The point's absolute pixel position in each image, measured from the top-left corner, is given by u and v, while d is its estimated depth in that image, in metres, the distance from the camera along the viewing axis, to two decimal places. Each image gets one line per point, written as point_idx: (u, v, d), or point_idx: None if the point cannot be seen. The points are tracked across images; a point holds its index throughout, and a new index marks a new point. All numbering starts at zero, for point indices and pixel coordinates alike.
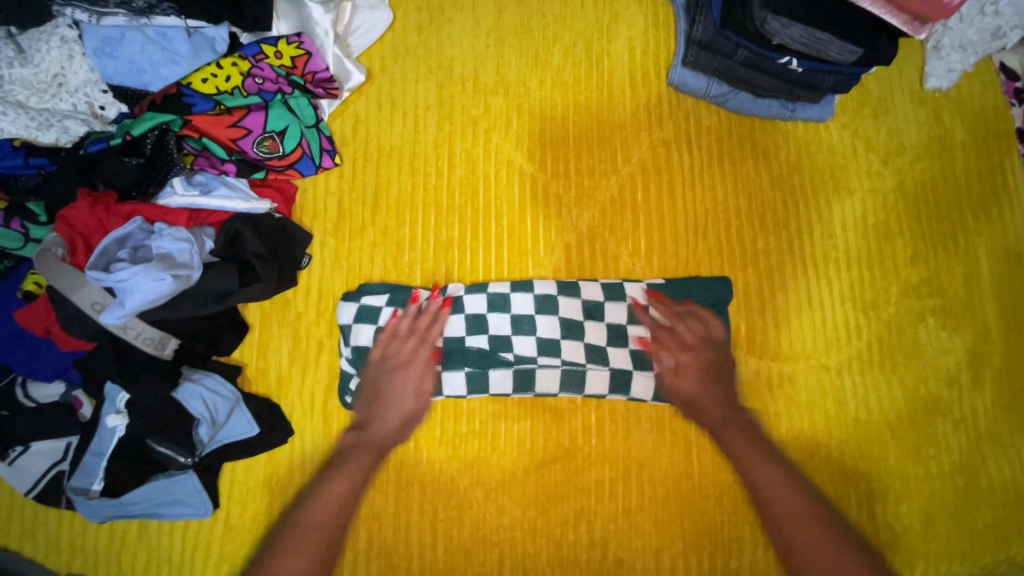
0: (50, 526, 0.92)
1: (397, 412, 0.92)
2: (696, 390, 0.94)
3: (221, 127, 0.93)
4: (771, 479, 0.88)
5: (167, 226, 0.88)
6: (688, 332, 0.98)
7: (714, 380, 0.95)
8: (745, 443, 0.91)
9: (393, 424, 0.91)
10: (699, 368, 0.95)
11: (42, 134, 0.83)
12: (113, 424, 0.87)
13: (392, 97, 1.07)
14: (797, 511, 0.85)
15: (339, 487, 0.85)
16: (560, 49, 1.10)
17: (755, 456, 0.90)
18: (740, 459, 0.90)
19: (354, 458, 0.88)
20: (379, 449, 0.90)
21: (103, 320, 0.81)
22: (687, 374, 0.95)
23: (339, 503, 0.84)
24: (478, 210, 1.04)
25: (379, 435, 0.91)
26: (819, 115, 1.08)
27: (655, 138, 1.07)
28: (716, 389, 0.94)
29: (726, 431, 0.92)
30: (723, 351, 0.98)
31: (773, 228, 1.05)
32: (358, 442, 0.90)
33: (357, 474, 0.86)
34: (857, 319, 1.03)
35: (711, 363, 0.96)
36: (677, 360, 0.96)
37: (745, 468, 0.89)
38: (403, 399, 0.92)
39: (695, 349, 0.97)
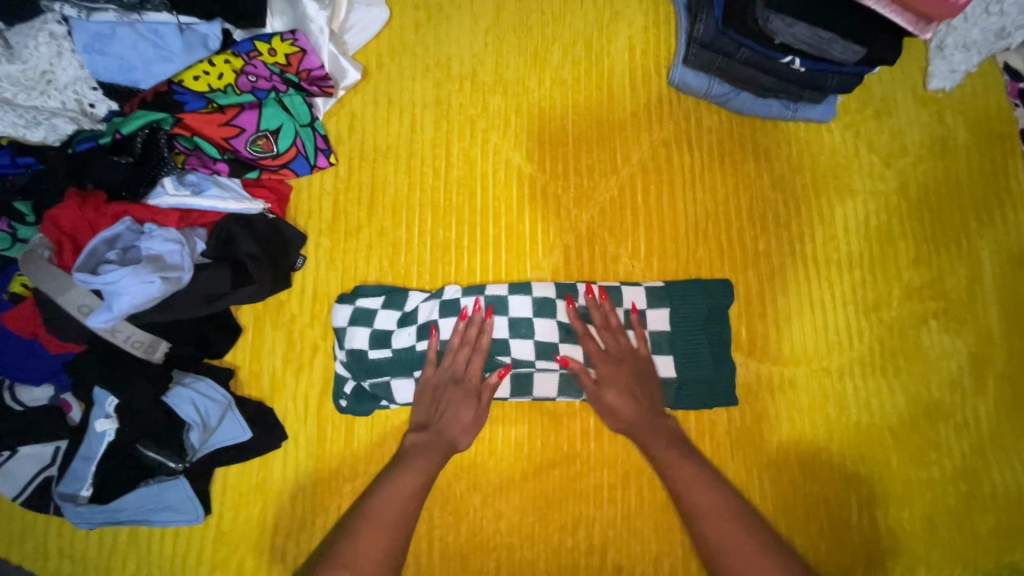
0: (39, 531, 0.90)
1: (460, 421, 0.89)
2: (616, 402, 0.92)
3: (213, 125, 0.91)
4: (688, 482, 0.85)
5: (157, 226, 0.86)
6: (615, 341, 0.95)
7: (634, 391, 0.92)
8: (665, 446, 0.88)
9: (455, 432, 0.89)
10: (625, 384, 0.92)
11: (30, 132, 0.81)
12: (102, 429, 0.85)
13: (388, 95, 1.05)
14: (717, 512, 0.83)
15: (405, 486, 0.84)
16: (560, 48, 1.08)
17: (676, 458, 0.87)
18: (664, 464, 0.87)
19: (419, 459, 0.86)
20: (445, 451, 0.88)
21: (90, 324, 0.79)
22: (607, 386, 0.92)
23: (402, 501, 0.83)
24: (475, 210, 1.02)
25: (442, 438, 0.89)
26: (821, 115, 1.07)
27: (656, 138, 1.06)
28: (635, 401, 0.92)
29: (648, 435, 0.89)
30: (645, 361, 0.95)
31: (774, 230, 1.04)
32: (425, 443, 0.88)
33: (420, 475, 0.85)
34: (859, 322, 1.02)
35: (631, 375, 0.93)
36: (599, 370, 0.93)
37: (667, 472, 0.87)
38: (464, 406, 0.90)
39: (615, 359, 0.94)
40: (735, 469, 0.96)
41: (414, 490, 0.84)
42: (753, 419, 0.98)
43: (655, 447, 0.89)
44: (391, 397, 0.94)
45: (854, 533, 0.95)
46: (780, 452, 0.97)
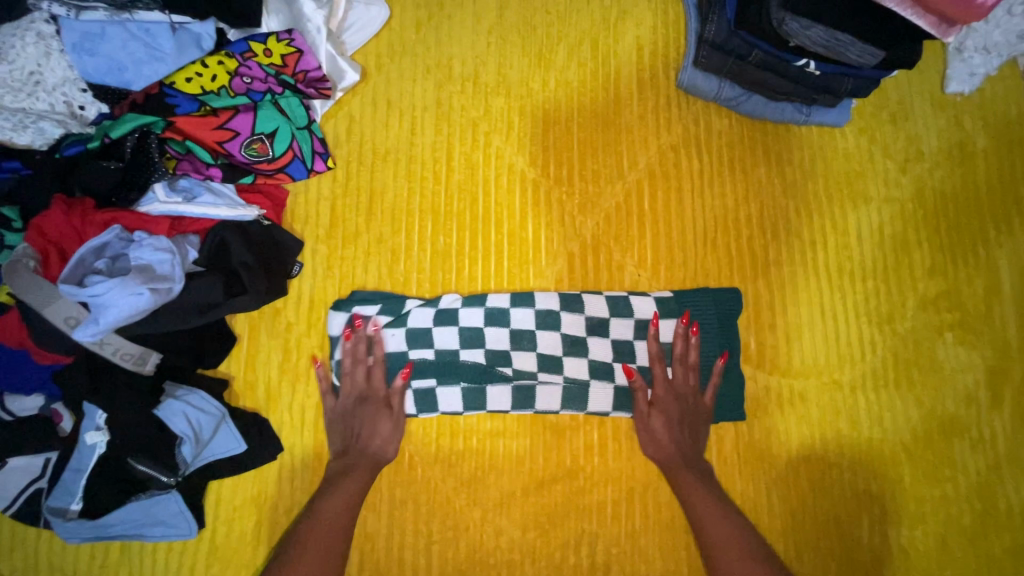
0: (29, 544, 0.88)
1: (376, 434, 0.89)
2: (659, 428, 0.90)
3: (206, 129, 0.88)
4: (718, 523, 0.85)
5: (147, 234, 0.83)
6: (683, 380, 0.93)
7: (681, 427, 0.90)
8: (693, 483, 0.87)
9: (374, 445, 0.89)
10: (678, 416, 0.91)
11: (16, 135, 0.80)
12: (93, 441, 0.83)
13: (387, 96, 1.02)
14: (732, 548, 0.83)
15: (336, 506, 0.84)
16: (565, 48, 1.05)
17: (705, 498, 0.86)
18: (690, 504, 0.86)
19: (347, 479, 0.86)
20: (372, 466, 0.88)
21: (76, 337, 0.77)
22: (656, 411, 0.91)
23: (334, 522, 0.83)
24: (477, 217, 0.99)
25: (362, 453, 0.88)
26: (836, 120, 1.03)
27: (664, 142, 1.02)
28: (680, 437, 0.90)
29: (680, 475, 0.88)
30: (705, 412, 0.92)
31: (785, 238, 1.01)
32: (347, 467, 0.87)
33: (354, 491, 0.85)
34: (872, 334, 0.99)
35: (684, 413, 0.91)
36: (656, 395, 0.92)
37: (692, 513, 0.86)
38: (379, 420, 0.89)
39: (677, 393, 0.92)
40: (742, 486, 0.94)
41: (348, 511, 0.84)
42: (762, 433, 0.95)
43: (685, 487, 0.88)
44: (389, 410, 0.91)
45: (864, 552, 0.93)
46: (788, 467, 0.95)
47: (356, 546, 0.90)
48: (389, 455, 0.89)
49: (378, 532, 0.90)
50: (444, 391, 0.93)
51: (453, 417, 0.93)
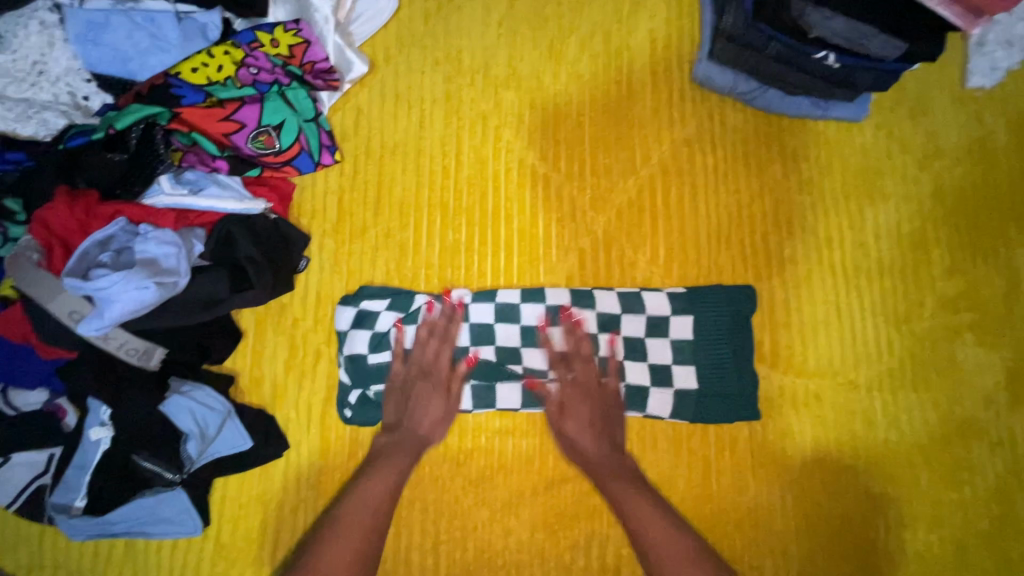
0: (33, 541, 0.87)
1: (428, 414, 0.87)
2: (575, 433, 0.87)
3: (212, 120, 0.86)
4: (653, 524, 0.80)
5: (152, 228, 0.82)
6: (586, 373, 0.89)
7: (596, 426, 0.87)
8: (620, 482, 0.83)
9: (424, 425, 0.87)
10: (586, 416, 0.87)
11: (19, 125, 0.80)
12: (97, 437, 0.82)
13: (396, 89, 1.00)
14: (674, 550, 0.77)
15: (370, 501, 0.80)
16: (577, 41, 1.03)
17: (638, 499, 0.82)
18: (634, 519, 0.81)
19: (390, 460, 0.84)
20: (410, 458, 0.85)
21: (81, 331, 0.75)
22: (567, 415, 0.88)
23: (365, 518, 0.79)
24: (486, 212, 0.98)
25: (409, 436, 0.86)
26: (854, 114, 1.01)
27: (677, 137, 1.00)
28: (597, 437, 0.87)
29: (622, 491, 0.83)
30: (614, 399, 0.89)
31: (799, 235, 0.99)
32: (395, 444, 0.86)
33: (396, 472, 0.83)
34: (888, 334, 0.97)
35: (596, 409, 0.88)
36: (562, 398, 0.89)
37: (636, 530, 0.80)
38: (432, 402, 0.87)
39: (583, 391, 0.89)
40: (755, 487, 0.92)
41: (380, 507, 0.80)
42: (776, 434, 0.94)
43: (624, 501, 0.82)
44: None
45: (879, 556, 0.91)
46: (802, 469, 0.93)
47: None
48: (435, 440, 0.87)
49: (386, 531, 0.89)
50: None
51: (462, 415, 0.92)
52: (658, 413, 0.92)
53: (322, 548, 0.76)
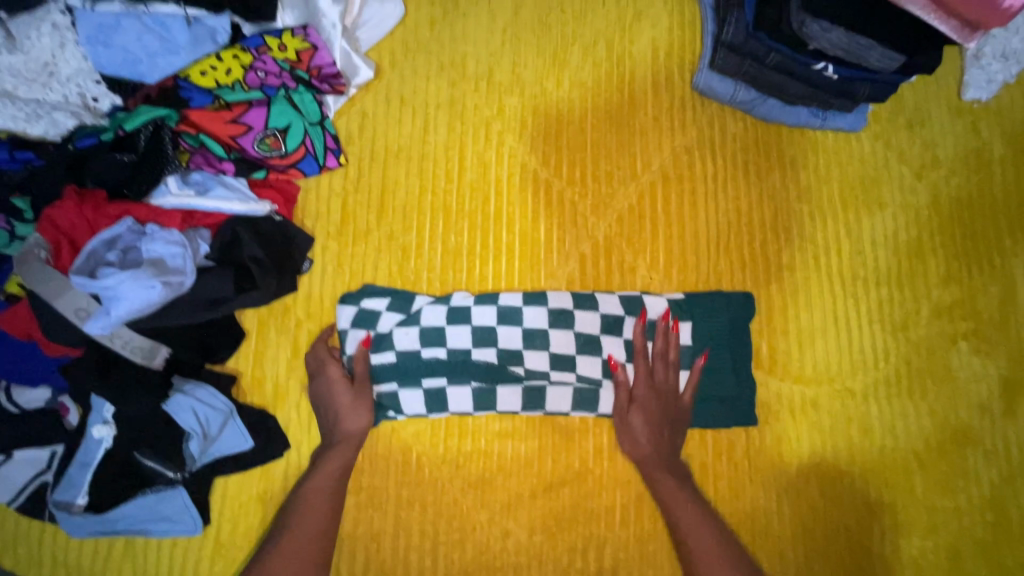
0: (32, 538, 0.88)
1: (338, 409, 0.88)
2: (639, 425, 0.89)
3: (219, 123, 0.88)
4: (694, 524, 0.85)
5: (159, 228, 0.83)
6: (663, 375, 0.92)
7: (661, 423, 0.90)
8: (674, 490, 0.87)
9: (340, 418, 0.87)
10: (654, 409, 0.90)
11: (30, 126, 0.80)
12: (99, 436, 0.82)
13: (401, 94, 1.02)
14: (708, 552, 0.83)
15: (313, 517, 0.83)
16: (580, 49, 1.04)
17: (682, 501, 0.86)
18: (689, 533, 0.85)
19: (325, 458, 0.86)
20: (345, 463, 0.86)
21: (87, 329, 0.76)
22: (636, 407, 0.90)
23: (307, 531, 0.83)
24: (489, 216, 0.99)
25: (335, 438, 0.87)
26: (852, 125, 1.02)
27: (678, 145, 1.02)
28: (658, 435, 0.89)
29: (677, 504, 0.86)
30: (683, 407, 0.92)
31: (798, 243, 1.00)
32: (324, 448, 0.88)
33: (338, 468, 0.86)
34: (885, 341, 0.98)
35: (665, 410, 0.90)
36: (635, 389, 0.91)
37: (689, 545, 0.84)
38: (338, 396, 0.88)
39: (657, 389, 0.91)
40: (753, 493, 0.93)
41: (325, 520, 0.84)
42: (773, 440, 0.94)
43: (679, 515, 0.86)
44: (398, 408, 0.92)
45: (876, 562, 0.92)
46: (799, 475, 0.94)
47: (361, 545, 0.90)
48: (355, 432, 0.87)
49: (384, 531, 0.90)
50: (454, 391, 0.92)
51: (462, 417, 0.93)
52: None
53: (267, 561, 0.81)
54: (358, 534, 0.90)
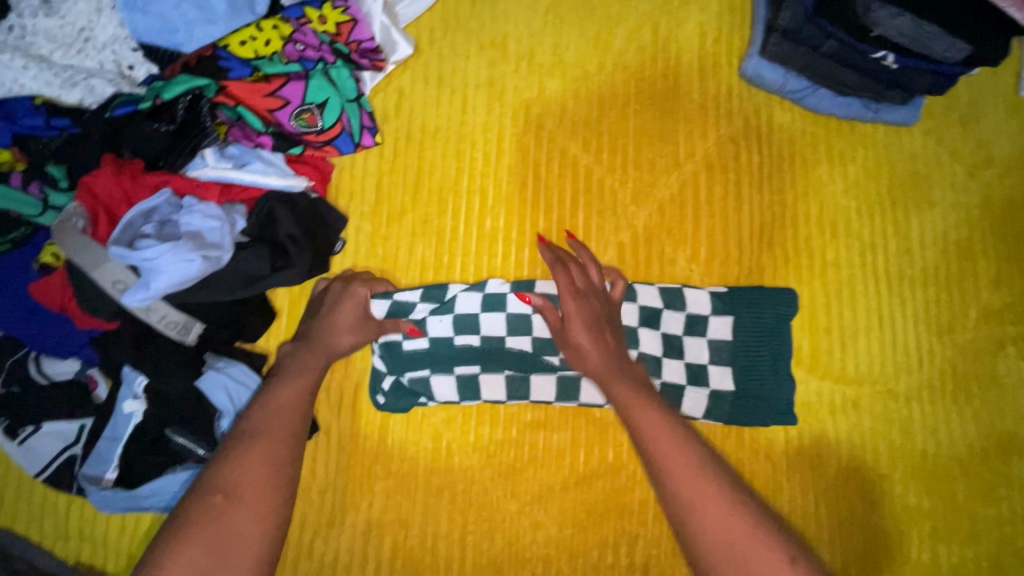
0: (59, 512, 0.87)
1: (337, 325, 0.85)
2: (584, 341, 0.78)
3: (258, 96, 0.85)
4: (654, 426, 0.66)
5: (197, 201, 0.81)
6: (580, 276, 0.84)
7: (601, 329, 0.79)
8: (630, 394, 0.71)
9: (332, 328, 0.85)
10: (586, 316, 0.79)
11: (65, 92, 0.78)
12: (130, 410, 0.82)
13: (439, 73, 0.99)
14: (671, 449, 0.63)
15: (285, 419, 0.72)
16: (624, 31, 1.01)
17: (639, 402, 0.70)
18: (649, 439, 0.65)
19: (299, 364, 0.80)
20: (318, 375, 0.80)
21: (126, 300, 0.75)
22: (574, 324, 0.79)
23: (283, 436, 0.70)
24: (526, 201, 0.96)
25: (314, 343, 0.83)
26: (904, 119, 0.98)
27: (723, 133, 0.98)
28: (600, 342, 0.78)
29: (633, 408, 0.69)
30: (613, 308, 0.85)
31: (844, 238, 0.97)
32: (299, 347, 0.83)
33: (311, 375, 0.79)
34: (930, 343, 0.95)
35: (600, 312, 0.81)
36: (565, 302, 0.80)
37: (653, 452, 0.63)
38: (343, 312, 0.86)
39: (585, 296, 0.82)
40: (789, 493, 0.91)
41: (297, 427, 0.73)
42: (811, 441, 0.92)
43: (645, 429, 0.66)
44: (431, 395, 0.91)
45: (913, 568, 0.89)
46: (837, 477, 0.91)
47: (390, 532, 0.88)
48: (340, 347, 0.84)
49: (413, 518, 0.89)
50: (487, 378, 0.91)
51: (494, 405, 0.91)
52: (692, 413, 0.91)
53: (229, 477, 0.64)
54: (387, 521, 0.89)
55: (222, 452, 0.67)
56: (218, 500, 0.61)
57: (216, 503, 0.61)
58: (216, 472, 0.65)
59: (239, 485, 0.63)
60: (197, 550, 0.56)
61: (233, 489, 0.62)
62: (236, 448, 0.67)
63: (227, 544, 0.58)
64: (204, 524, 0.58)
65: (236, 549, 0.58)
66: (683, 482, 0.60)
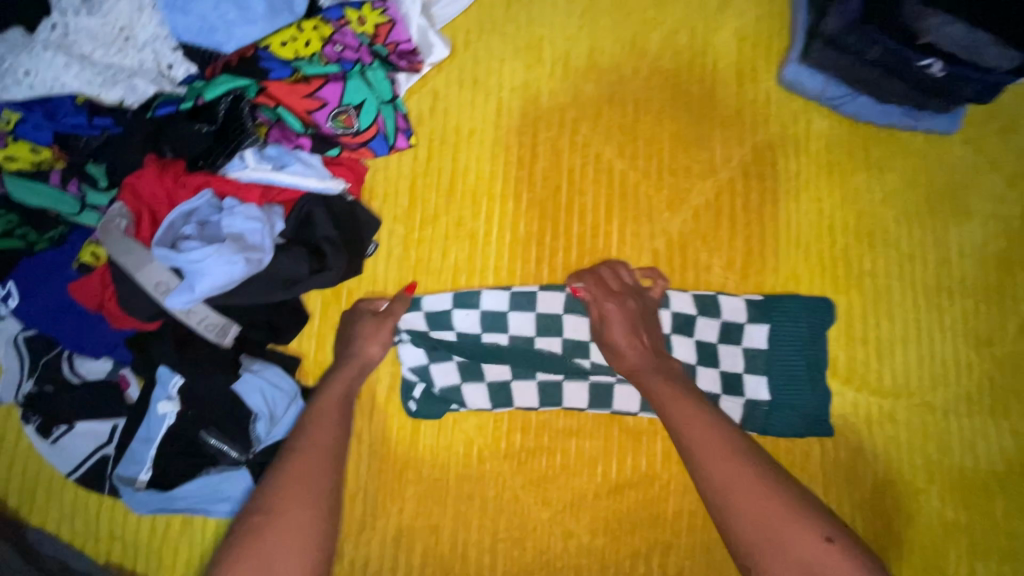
0: (90, 512, 0.87)
1: (364, 335, 0.86)
2: (621, 341, 0.81)
3: (296, 97, 0.84)
4: (689, 415, 0.70)
5: (238, 202, 0.82)
6: (615, 278, 0.87)
7: (639, 330, 0.82)
8: (666, 386, 0.75)
9: (360, 339, 0.86)
10: (626, 317, 0.83)
11: (105, 91, 0.78)
12: (163, 411, 0.81)
13: (474, 75, 0.98)
14: (710, 439, 0.66)
15: (323, 432, 0.74)
16: (661, 35, 1.00)
17: (676, 394, 0.73)
18: (684, 428, 0.69)
19: (335, 376, 0.82)
20: (351, 385, 0.82)
21: (169, 303, 0.75)
22: (613, 323, 0.82)
23: (321, 448, 0.73)
24: (560, 206, 0.95)
25: (345, 357, 0.85)
26: (945, 127, 0.97)
27: (759, 140, 0.97)
28: (639, 339, 0.81)
29: (670, 398, 0.73)
30: (652, 306, 0.87)
31: (881, 248, 0.96)
32: (333, 365, 0.85)
33: (347, 387, 0.81)
34: (968, 355, 0.94)
35: (635, 310, 0.84)
36: (604, 305, 0.84)
37: (688, 440, 0.67)
38: (369, 323, 0.87)
39: (624, 298, 0.85)
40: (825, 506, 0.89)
41: (335, 437, 0.75)
42: (847, 453, 0.91)
43: (680, 421, 0.70)
44: (462, 401, 0.90)
45: None
46: (873, 490, 0.90)
47: (420, 538, 0.88)
48: (371, 355, 0.85)
49: (444, 525, 0.88)
50: (519, 385, 0.90)
51: (526, 412, 0.90)
52: None
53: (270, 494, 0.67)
54: (417, 527, 0.88)
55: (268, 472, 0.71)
56: (258, 519, 0.64)
57: (256, 522, 0.64)
58: (259, 491, 0.68)
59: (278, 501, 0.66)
60: (244, 568, 0.59)
61: (268, 506, 0.65)
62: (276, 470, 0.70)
63: (267, 564, 0.60)
64: (250, 543, 0.62)
65: (281, 563, 0.61)
66: (717, 468, 0.64)
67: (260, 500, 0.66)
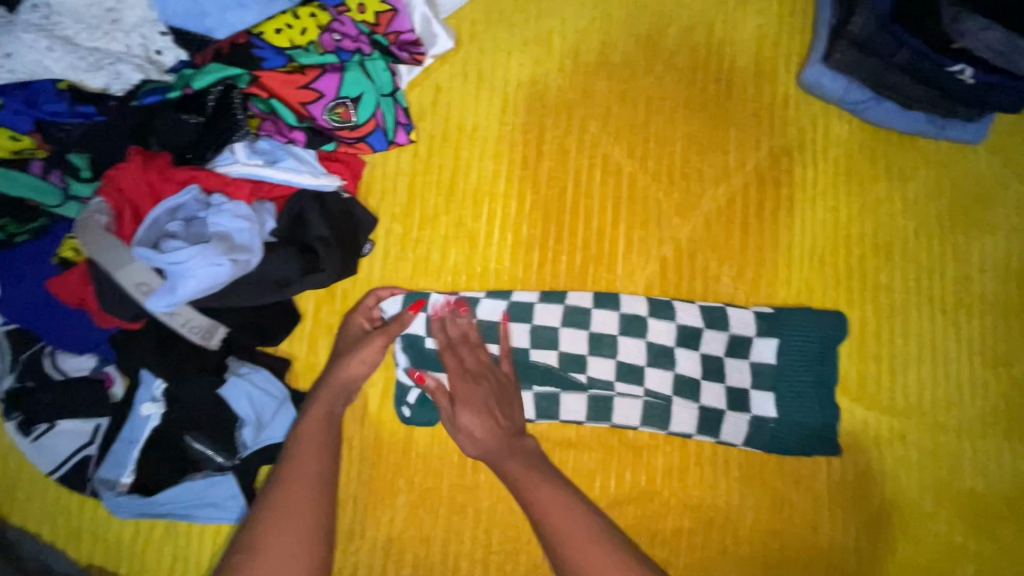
0: (72, 512, 0.84)
1: (355, 357, 0.82)
2: (472, 424, 0.79)
3: (291, 87, 0.80)
4: (547, 499, 0.70)
5: (226, 200, 0.78)
6: (470, 354, 0.84)
7: (493, 411, 0.79)
8: (524, 470, 0.74)
9: (348, 359, 0.82)
10: (479, 399, 0.80)
11: (89, 77, 0.73)
12: (147, 413, 0.79)
13: (479, 68, 0.94)
14: (570, 525, 0.66)
15: (306, 461, 0.74)
16: (676, 31, 0.95)
17: (532, 479, 0.73)
18: (544, 514, 0.68)
19: (319, 397, 0.80)
20: (335, 406, 0.80)
21: (150, 306, 0.73)
22: (463, 407, 0.79)
23: (304, 479, 0.72)
24: (565, 208, 0.91)
25: (327, 376, 0.82)
26: (971, 136, 0.92)
27: (775, 144, 0.93)
28: (495, 424, 0.79)
29: (529, 483, 0.72)
30: (509, 380, 0.83)
31: (899, 262, 0.92)
32: (317, 383, 0.82)
33: (332, 408, 0.80)
34: (985, 376, 0.90)
35: (490, 390, 0.81)
36: (454, 386, 0.81)
37: (547, 527, 0.67)
38: (367, 345, 0.82)
39: (474, 376, 0.82)
40: (828, 528, 0.86)
41: (319, 464, 0.74)
42: (855, 474, 0.88)
43: (539, 504, 0.69)
44: None
45: None
46: (879, 512, 0.87)
47: (411, 548, 0.85)
48: (356, 377, 0.82)
49: (435, 535, 0.85)
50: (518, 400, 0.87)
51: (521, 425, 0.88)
52: (731, 441, 0.87)
53: (257, 532, 0.66)
54: (409, 537, 0.85)
55: (254, 508, 0.69)
56: (239, 556, 0.63)
57: (238, 559, 0.63)
58: (245, 527, 0.67)
59: (258, 538, 0.65)
60: None
61: (252, 546, 0.64)
62: (262, 506, 0.69)
63: None
64: None
65: None
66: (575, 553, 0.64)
67: (245, 537, 0.66)
